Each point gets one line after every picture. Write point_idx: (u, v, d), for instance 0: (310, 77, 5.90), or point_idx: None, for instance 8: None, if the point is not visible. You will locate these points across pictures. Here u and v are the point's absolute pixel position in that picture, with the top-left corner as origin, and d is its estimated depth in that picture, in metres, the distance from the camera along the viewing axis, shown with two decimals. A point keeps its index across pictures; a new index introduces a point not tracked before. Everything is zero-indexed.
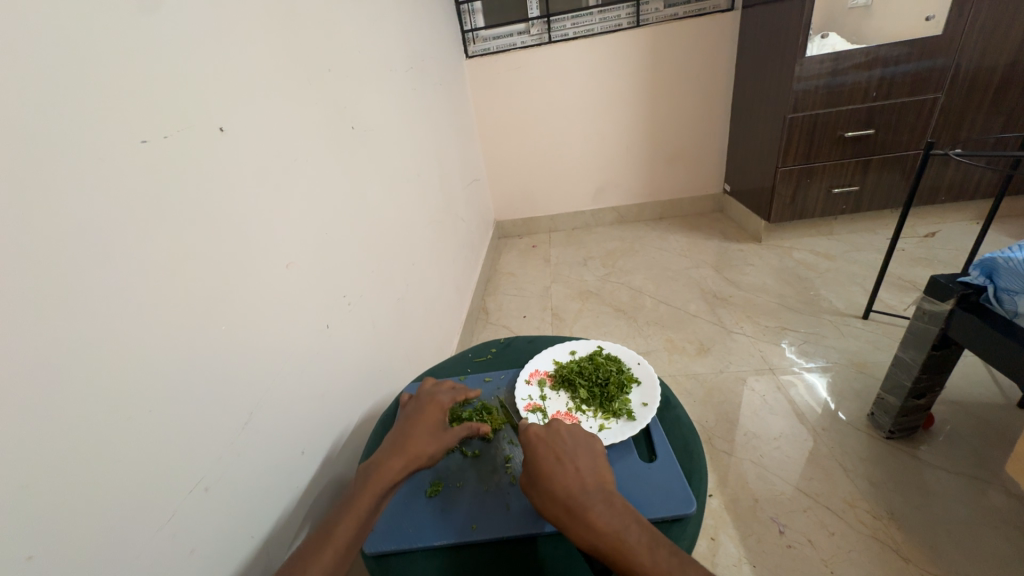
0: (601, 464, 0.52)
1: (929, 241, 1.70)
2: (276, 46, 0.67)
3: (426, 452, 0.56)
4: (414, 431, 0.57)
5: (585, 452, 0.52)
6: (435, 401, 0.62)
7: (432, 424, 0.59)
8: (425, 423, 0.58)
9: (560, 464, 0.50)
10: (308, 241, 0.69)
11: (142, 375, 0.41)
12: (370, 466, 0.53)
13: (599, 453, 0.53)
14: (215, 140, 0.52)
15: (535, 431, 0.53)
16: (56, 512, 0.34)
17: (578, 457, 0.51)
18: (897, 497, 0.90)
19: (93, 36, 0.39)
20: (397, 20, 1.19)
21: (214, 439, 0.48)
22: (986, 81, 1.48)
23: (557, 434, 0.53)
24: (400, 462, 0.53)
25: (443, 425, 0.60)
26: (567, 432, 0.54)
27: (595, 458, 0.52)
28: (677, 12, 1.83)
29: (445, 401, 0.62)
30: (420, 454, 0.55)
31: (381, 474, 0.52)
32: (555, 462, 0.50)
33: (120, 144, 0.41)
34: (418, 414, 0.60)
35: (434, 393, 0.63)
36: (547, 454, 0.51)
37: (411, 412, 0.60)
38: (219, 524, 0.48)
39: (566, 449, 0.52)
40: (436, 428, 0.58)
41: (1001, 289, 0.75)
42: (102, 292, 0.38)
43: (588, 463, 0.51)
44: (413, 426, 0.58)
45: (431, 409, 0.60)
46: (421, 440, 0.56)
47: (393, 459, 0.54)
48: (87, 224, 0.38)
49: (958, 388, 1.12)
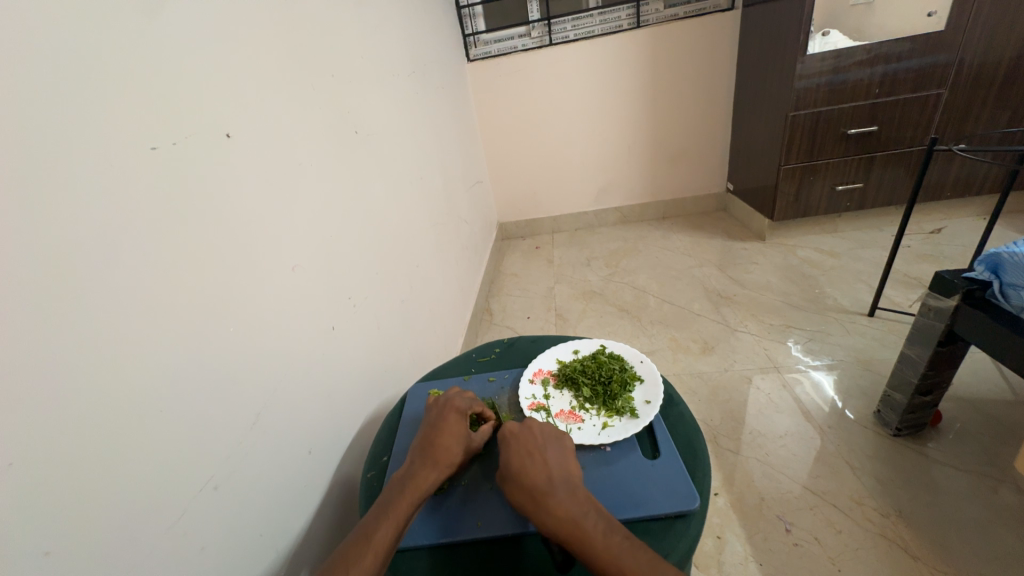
0: (571, 458, 0.52)
1: (935, 238, 1.68)
2: (281, 53, 0.68)
3: (456, 459, 0.56)
4: (440, 439, 0.57)
5: (556, 446, 0.53)
6: (455, 407, 0.61)
7: (459, 430, 0.58)
8: (451, 429, 0.58)
9: (531, 459, 0.51)
10: (314, 244, 0.71)
11: (152, 376, 0.42)
12: (404, 477, 0.53)
13: (569, 447, 0.54)
14: (221, 145, 0.54)
15: (507, 426, 0.55)
16: (71, 508, 0.35)
17: (548, 452, 0.52)
18: (904, 494, 0.90)
19: (102, 47, 0.41)
20: (399, 25, 1.20)
21: (223, 437, 0.49)
22: (990, 76, 1.47)
23: (531, 431, 0.54)
24: (434, 472, 0.54)
25: (468, 430, 0.60)
26: (539, 428, 0.55)
27: (564, 450, 0.53)
28: (678, 12, 1.83)
29: (465, 406, 0.62)
30: (450, 461, 0.55)
31: (414, 485, 0.52)
32: (526, 457, 0.51)
33: (129, 150, 0.42)
34: (442, 421, 0.59)
35: (453, 398, 0.63)
36: (516, 445, 0.52)
37: (433, 419, 0.60)
38: (229, 523, 0.49)
39: (537, 444, 0.53)
40: (463, 434, 0.58)
41: (1006, 284, 0.74)
42: (114, 294, 0.40)
43: (558, 457, 0.51)
44: (438, 434, 0.58)
45: (454, 415, 0.60)
46: (450, 447, 0.56)
47: (424, 469, 0.54)
48: (99, 228, 0.39)
49: (966, 385, 1.11)
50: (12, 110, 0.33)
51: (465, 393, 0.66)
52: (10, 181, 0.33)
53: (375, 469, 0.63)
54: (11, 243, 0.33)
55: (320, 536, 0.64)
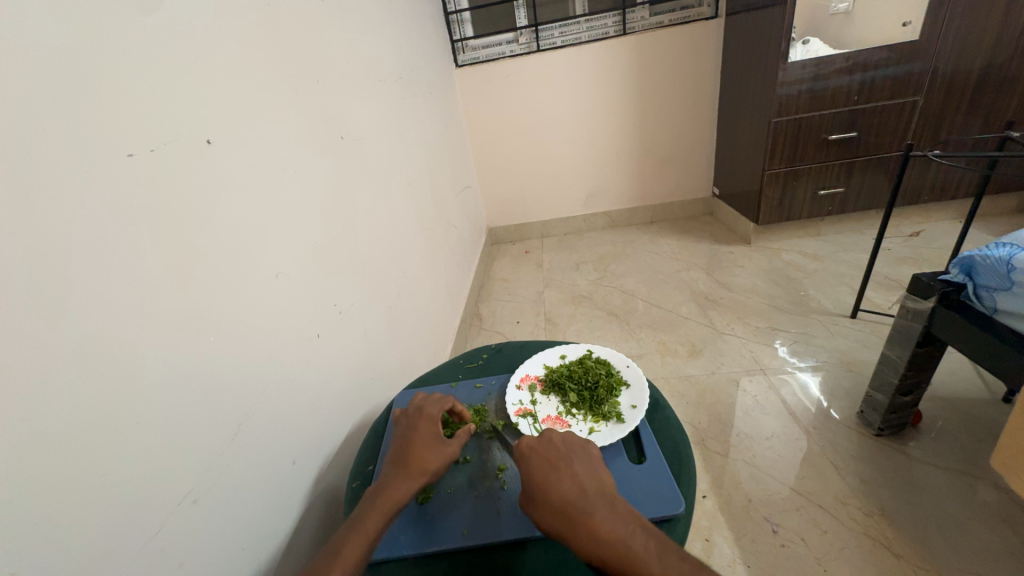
0: (600, 468, 0.52)
1: (914, 240, 1.73)
2: (265, 58, 0.68)
3: (428, 466, 0.55)
4: (412, 448, 0.57)
5: (583, 459, 0.52)
6: (426, 414, 0.61)
7: (430, 437, 0.58)
8: (422, 437, 0.58)
9: (560, 476, 0.50)
10: (298, 251, 0.70)
11: (130, 387, 0.41)
12: (376, 489, 0.53)
13: (595, 457, 0.53)
14: (202, 152, 0.53)
15: (529, 445, 0.53)
16: (48, 522, 0.34)
17: (576, 467, 0.51)
18: (887, 493, 0.91)
19: (76, 51, 0.40)
20: (385, 30, 1.20)
21: (202, 449, 0.48)
22: (963, 84, 1.52)
23: (552, 444, 0.53)
24: (405, 482, 0.53)
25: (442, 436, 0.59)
26: (560, 439, 0.54)
27: (594, 465, 0.52)
28: (663, 20, 1.86)
29: (436, 412, 0.62)
30: (423, 469, 0.55)
31: (386, 495, 0.52)
32: (553, 471, 0.50)
33: (104, 156, 0.41)
34: (413, 430, 0.59)
35: (423, 406, 0.63)
36: (545, 466, 0.51)
37: (405, 429, 0.60)
38: (211, 536, 0.48)
39: (563, 458, 0.52)
40: (435, 442, 0.58)
41: (980, 286, 0.76)
42: (86, 305, 0.38)
43: (586, 469, 0.51)
44: (410, 443, 0.57)
45: (425, 423, 0.60)
46: (422, 455, 0.56)
47: (396, 478, 0.53)
48: (74, 237, 0.38)
49: (945, 384, 1.14)
50: None
51: (436, 398, 0.65)
52: None
53: (359, 479, 0.62)
54: None
55: (304, 548, 0.63)
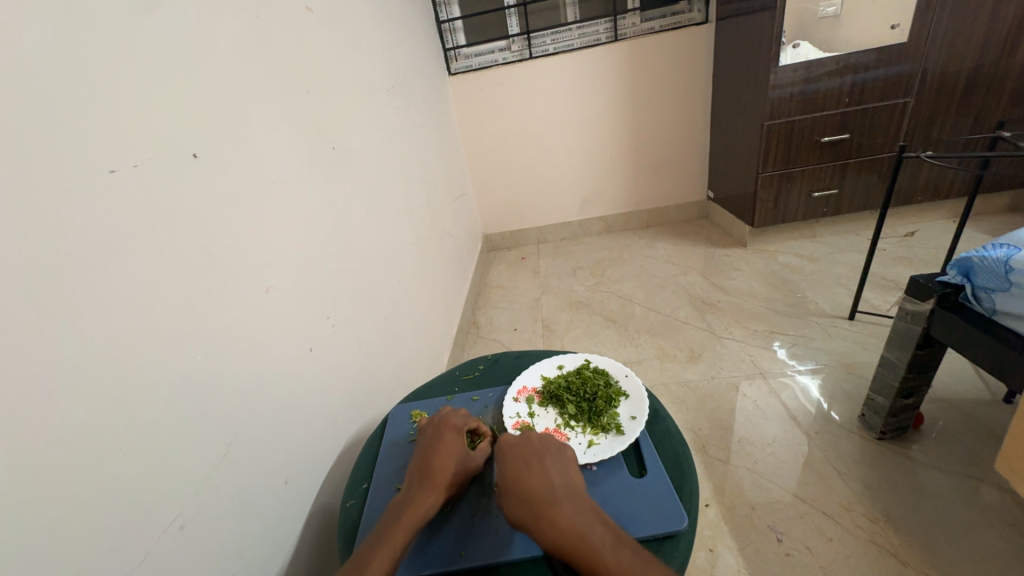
0: (572, 468, 0.53)
1: (909, 241, 1.73)
2: (252, 70, 0.67)
3: (455, 479, 0.54)
4: (438, 459, 0.56)
5: (555, 455, 0.54)
6: (452, 425, 0.60)
7: (457, 449, 0.57)
8: (449, 448, 0.57)
9: (529, 468, 0.51)
10: (289, 264, 0.69)
11: (111, 411, 0.39)
12: (402, 500, 0.52)
13: (570, 458, 0.54)
14: (189, 166, 0.52)
15: (505, 439, 0.55)
16: (30, 554, 0.33)
17: (548, 462, 0.52)
18: (892, 498, 0.90)
19: (55, 65, 0.39)
20: (376, 40, 1.20)
21: (188, 472, 0.46)
22: (953, 85, 1.53)
23: (528, 441, 0.55)
24: (432, 494, 0.52)
25: (466, 449, 0.59)
26: (538, 439, 0.56)
27: (566, 464, 0.53)
28: (654, 26, 1.87)
29: (461, 424, 0.61)
30: (449, 482, 0.54)
31: (413, 506, 0.51)
32: (524, 467, 0.51)
33: (83, 173, 0.40)
34: (438, 441, 0.58)
35: (449, 417, 0.62)
36: (516, 458, 0.53)
37: (429, 439, 0.59)
38: (201, 562, 0.46)
39: (536, 453, 0.53)
40: (461, 454, 0.57)
41: (978, 287, 0.76)
42: (65, 326, 0.37)
43: (558, 466, 0.52)
44: (436, 454, 0.56)
45: (452, 434, 0.59)
46: (449, 467, 0.55)
47: (423, 490, 0.52)
48: (51, 257, 0.37)
49: (945, 386, 1.13)
50: None
51: (459, 411, 0.65)
52: None
53: (355, 498, 0.61)
54: None
55: (298, 570, 0.61)
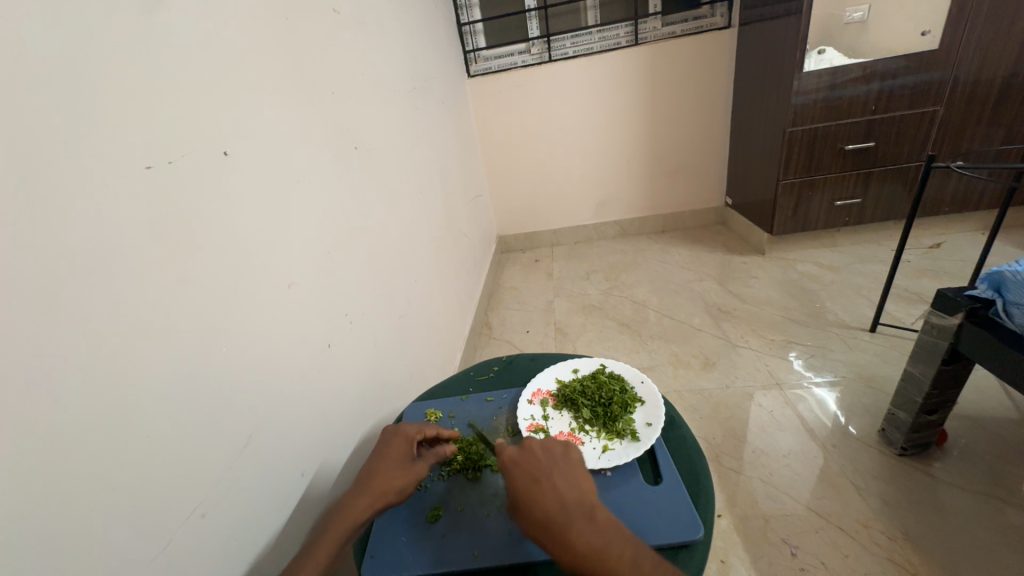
0: (578, 476, 0.52)
1: (935, 253, 1.68)
2: (280, 72, 0.69)
3: (392, 483, 0.55)
4: (381, 464, 0.57)
5: (561, 465, 0.52)
6: (402, 434, 0.61)
7: (400, 456, 0.59)
8: (393, 456, 0.58)
9: (538, 486, 0.50)
10: (310, 262, 0.70)
11: (137, 402, 0.41)
12: (337, 504, 0.53)
13: (575, 463, 0.53)
14: (220, 163, 0.54)
15: (509, 454, 0.54)
16: (62, 535, 0.34)
17: (553, 475, 0.51)
18: (912, 516, 0.88)
19: (100, 64, 0.41)
20: (399, 41, 1.21)
21: (210, 464, 0.48)
22: (985, 93, 1.49)
23: (532, 455, 0.53)
24: (365, 498, 0.53)
25: (412, 457, 0.60)
26: (540, 448, 0.54)
27: (573, 472, 0.52)
28: (675, 30, 1.86)
29: (412, 433, 0.62)
30: (387, 487, 0.55)
31: (346, 510, 0.52)
32: (533, 484, 0.50)
33: (124, 169, 0.42)
34: (385, 448, 0.59)
35: (401, 426, 0.63)
36: (524, 476, 0.51)
37: (378, 445, 0.60)
38: (219, 551, 0.48)
39: (541, 467, 0.52)
40: (404, 462, 0.58)
41: (1010, 303, 0.74)
42: (102, 314, 0.39)
43: (565, 479, 0.51)
44: (378, 461, 0.58)
45: (398, 441, 0.60)
46: (388, 473, 0.56)
47: (358, 495, 0.54)
48: (92, 249, 0.39)
49: (971, 403, 1.10)
50: (26, 140, 0.34)
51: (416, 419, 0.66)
52: (19, 202, 0.33)
53: None
54: (16, 261, 0.33)
55: None
